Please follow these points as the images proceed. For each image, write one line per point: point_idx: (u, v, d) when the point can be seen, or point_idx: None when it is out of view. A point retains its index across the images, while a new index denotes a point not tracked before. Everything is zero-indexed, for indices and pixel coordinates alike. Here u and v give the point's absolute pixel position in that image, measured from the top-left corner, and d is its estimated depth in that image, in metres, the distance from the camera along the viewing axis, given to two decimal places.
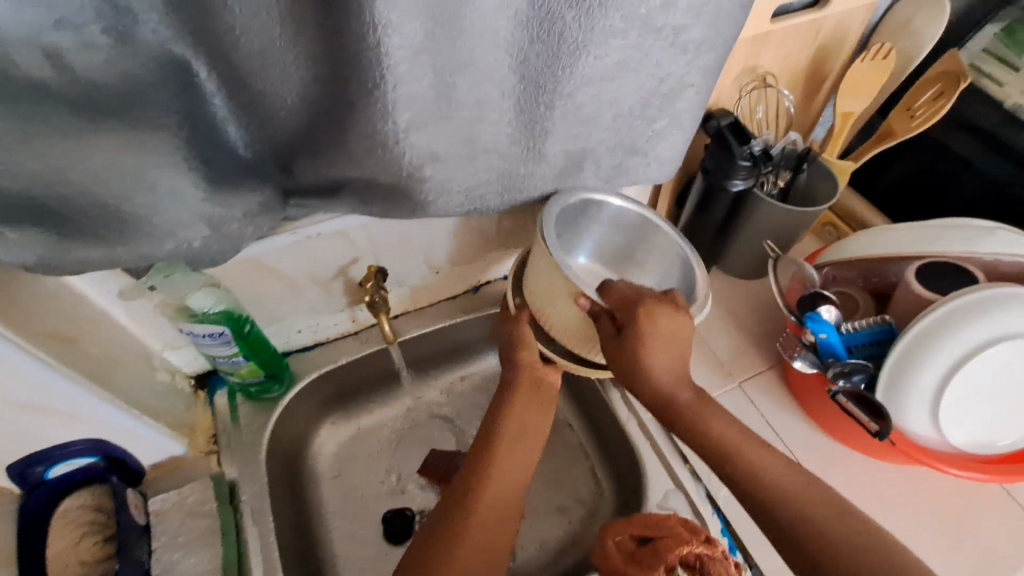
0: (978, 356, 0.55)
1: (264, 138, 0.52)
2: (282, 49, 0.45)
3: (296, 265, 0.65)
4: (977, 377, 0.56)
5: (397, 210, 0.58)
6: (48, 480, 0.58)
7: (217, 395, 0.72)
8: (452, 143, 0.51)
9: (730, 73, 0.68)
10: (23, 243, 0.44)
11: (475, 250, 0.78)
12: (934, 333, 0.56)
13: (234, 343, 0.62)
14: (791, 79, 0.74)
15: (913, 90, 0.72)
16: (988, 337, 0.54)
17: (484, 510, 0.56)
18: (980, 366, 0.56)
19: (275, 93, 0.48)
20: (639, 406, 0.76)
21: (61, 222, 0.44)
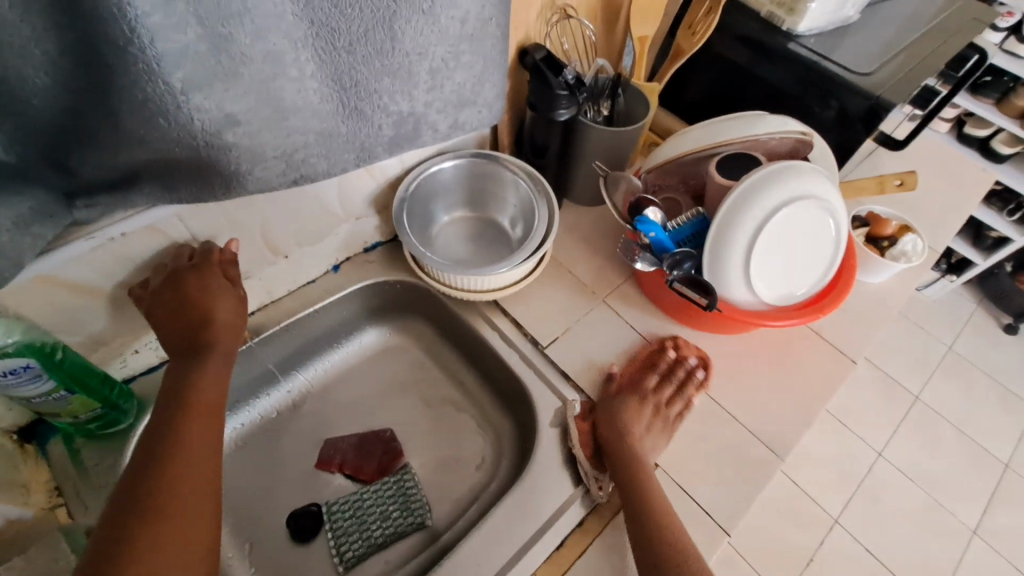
0: (767, 226, 0.65)
1: (22, 135, 0.43)
2: (10, 23, 0.36)
3: (104, 271, 0.57)
4: (776, 237, 0.66)
5: (211, 190, 0.53)
6: None
7: (52, 446, 0.63)
8: (248, 105, 0.48)
9: (533, 7, 0.71)
10: None
11: (321, 225, 0.75)
12: (733, 213, 0.65)
13: (47, 377, 0.53)
14: (591, 12, 0.80)
15: (690, 7, 0.81)
16: (771, 208, 0.64)
17: (202, 450, 0.52)
18: (771, 232, 0.65)
19: (16, 76, 0.39)
20: (518, 340, 0.80)
21: None
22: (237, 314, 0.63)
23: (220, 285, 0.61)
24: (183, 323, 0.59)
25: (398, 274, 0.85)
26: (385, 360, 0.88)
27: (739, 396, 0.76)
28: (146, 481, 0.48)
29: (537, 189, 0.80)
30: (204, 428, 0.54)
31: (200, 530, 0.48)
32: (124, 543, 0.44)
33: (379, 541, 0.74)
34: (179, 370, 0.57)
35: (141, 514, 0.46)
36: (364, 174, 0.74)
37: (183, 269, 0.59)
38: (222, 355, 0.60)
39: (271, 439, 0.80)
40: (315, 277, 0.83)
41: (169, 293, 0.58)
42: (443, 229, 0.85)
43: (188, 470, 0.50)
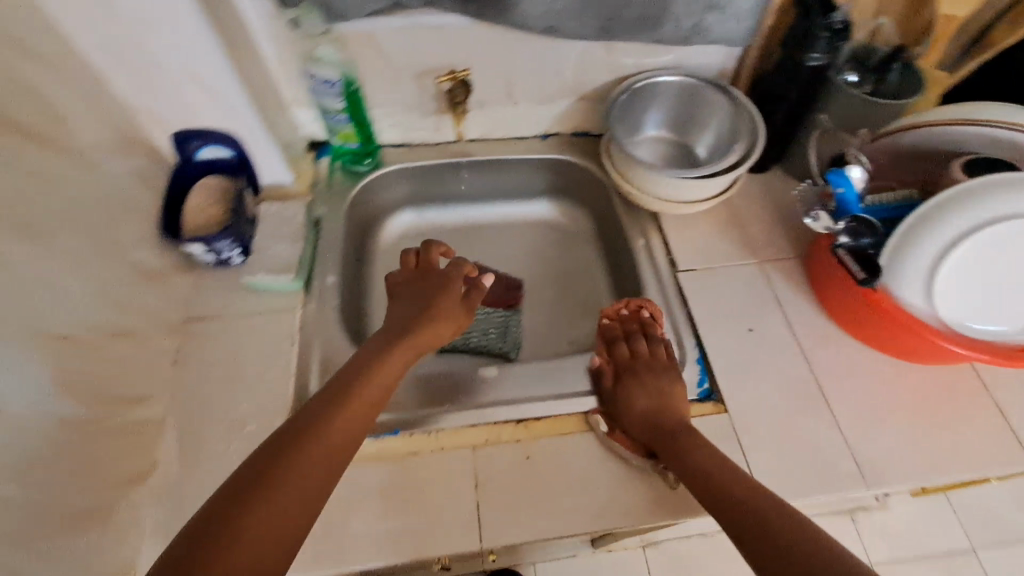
0: (983, 231, 0.57)
1: None
2: None
3: (401, 49, 0.78)
4: (987, 252, 0.58)
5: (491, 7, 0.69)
6: (196, 160, 0.75)
7: (321, 160, 0.89)
8: None
9: None
10: None
11: (550, 88, 0.87)
12: (953, 203, 0.57)
13: (341, 97, 0.78)
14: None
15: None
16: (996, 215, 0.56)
17: (374, 384, 0.54)
18: (984, 242, 0.58)
19: None
20: (660, 257, 0.83)
21: None
22: (463, 311, 0.68)
23: (456, 300, 0.69)
24: (412, 312, 0.64)
25: (590, 162, 0.94)
26: (544, 232, 1.00)
27: (855, 408, 0.69)
28: (350, 384, 0.53)
29: (748, 124, 0.81)
30: (356, 417, 0.51)
31: (353, 441, 0.49)
32: (296, 432, 0.47)
33: (471, 347, 0.87)
34: (417, 318, 0.63)
35: (307, 430, 0.47)
36: (603, 58, 0.83)
37: (433, 275, 0.70)
38: (446, 333, 0.65)
39: (437, 242, 0.99)
40: (525, 136, 0.95)
41: (417, 284, 0.69)
42: (645, 141, 0.90)
43: (327, 447, 0.47)
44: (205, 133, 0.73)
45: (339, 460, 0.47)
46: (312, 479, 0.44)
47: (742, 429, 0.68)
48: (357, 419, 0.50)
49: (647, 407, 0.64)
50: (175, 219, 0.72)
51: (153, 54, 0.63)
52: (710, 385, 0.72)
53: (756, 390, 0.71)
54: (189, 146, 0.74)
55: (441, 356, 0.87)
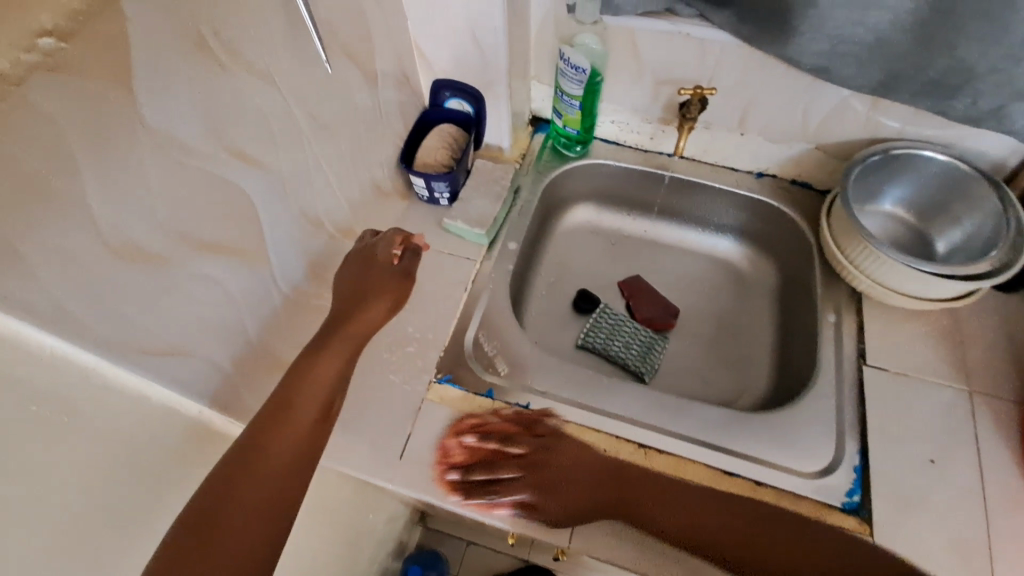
0: None
1: None
2: None
3: (654, 54, 0.78)
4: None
5: (764, 34, 0.67)
6: (442, 107, 0.84)
7: (537, 135, 0.96)
8: None
9: None
10: None
11: (790, 129, 0.81)
12: None
13: (581, 86, 0.80)
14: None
15: None
16: None
17: (288, 436, 0.52)
18: None
19: None
20: (846, 342, 0.76)
21: None
22: (394, 297, 0.64)
23: (388, 267, 0.66)
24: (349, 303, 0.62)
25: (801, 217, 0.87)
26: (721, 270, 0.95)
27: None
28: (249, 453, 0.49)
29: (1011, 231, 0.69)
30: (287, 447, 0.51)
31: (293, 484, 0.51)
32: (216, 525, 0.45)
33: (610, 353, 0.88)
34: (354, 301, 0.61)
35: (221, 511, 0.45)
36: (863, 115, 0.76)
37: (362, 253, 0.66)
38: (384, 307, 0.63)
39: (610, 242, 1.00)
40: (738, 169, 0.91)
41: (360, 272, 0.64)
42: (875, 214, 0.81)
43: (240, 501, 0.47)
44: (458, 87, 0.82)
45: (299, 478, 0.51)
46: (265, 494, 0.48)
47: None
48: (289, 477, 0.51)
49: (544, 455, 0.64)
50: (410, 152, 0.82)
51: (450, 8, 0.71)
52: (860, 501, 0.64)
53: (919, 527, 0.61)
54: (443, 95, 0.83)
55: (578, 349, 0.90)
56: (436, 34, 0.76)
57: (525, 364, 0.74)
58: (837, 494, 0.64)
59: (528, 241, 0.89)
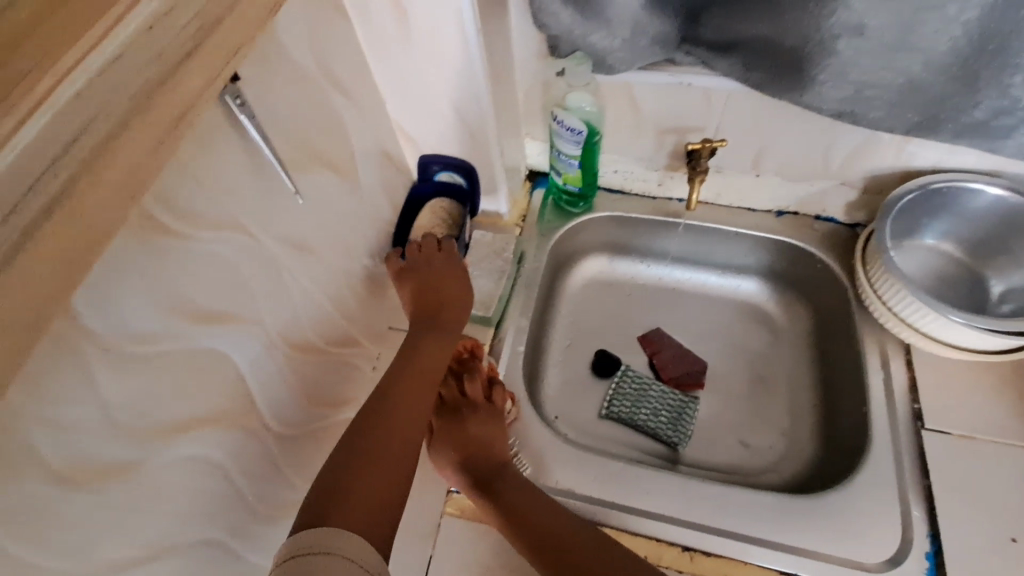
0: None
1: None
2: None
3: (655, 105, 0.72)
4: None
5: (777, 83, 0.59)
6: (431, 181, 0.79)
7: (536, 191, 0.90)
8: (888, 23, 0.50)
9: None
10: None
11: (812, 167, 0.74)
12: None
13: (579, 147, 0.74)
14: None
15: None
16: None
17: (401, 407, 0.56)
18: None
19: None
20: (899, 403, 0.69)
21: None
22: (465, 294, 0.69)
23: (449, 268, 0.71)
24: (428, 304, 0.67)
25: (832, 258, 0.80)
26: (748, 316, 0.88)
27: None
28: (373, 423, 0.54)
29: None
30: (407, 406, 0.57)
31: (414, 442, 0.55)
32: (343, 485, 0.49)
33: (637, 422, 0.82)
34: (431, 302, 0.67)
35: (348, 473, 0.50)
36: (894, 149, 0.69)
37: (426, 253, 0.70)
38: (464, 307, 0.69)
39: (625, 294, 0.93)
40: (757, 209, 0.84)
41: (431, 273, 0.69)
42: (919, 249, 0.74)
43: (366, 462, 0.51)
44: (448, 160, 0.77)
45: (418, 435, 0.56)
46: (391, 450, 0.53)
47: None
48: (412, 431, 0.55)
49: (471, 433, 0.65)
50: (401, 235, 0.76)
51: (431, 86, 0.66)
52: None
53: None
54: (434, 170, 0.78)
55: (602, 420, 0.83)
56: (416, 112, 0.70)
57: (546, 459, 0.68)
58: None
59: (539, 311, 0.84)
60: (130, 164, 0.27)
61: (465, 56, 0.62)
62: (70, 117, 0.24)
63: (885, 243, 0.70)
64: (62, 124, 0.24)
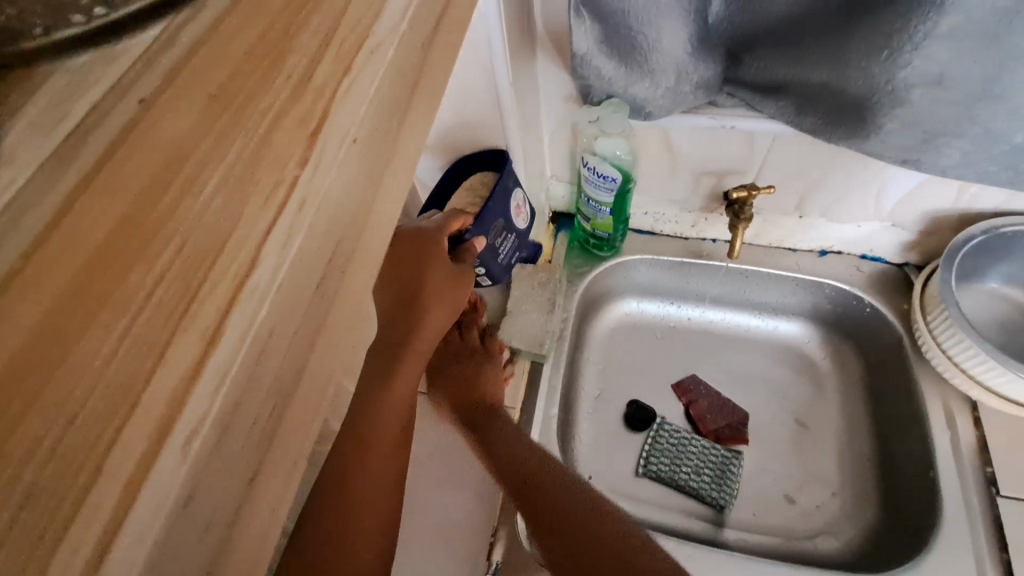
0: None
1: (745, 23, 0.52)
2: None
3: (693, 148, 0.67)
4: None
5: (830, 131, 0.55)
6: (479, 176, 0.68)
7: (559, 234, 0.84)
8: (973, 74, 0.45)
9: None
10: (582, 33, 0.51)
11: (862, 209, 0.69)
12: None
13: (613, 194, 0.69)
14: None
15: None
16: None
17: (365, 471, 0.47)
18: None
19: None
20: (969, 466, 0.63)
21: (609, 32, 0.51)
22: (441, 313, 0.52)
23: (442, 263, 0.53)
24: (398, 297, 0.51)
25: (882, 302, 0.75)
26: (787, 357, 0.82)
27: None
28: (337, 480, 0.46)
29: None
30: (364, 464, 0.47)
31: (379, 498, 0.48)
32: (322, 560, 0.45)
33: (678, 481, 0.74)
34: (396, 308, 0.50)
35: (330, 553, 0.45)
36: (956, 191, 0.64)
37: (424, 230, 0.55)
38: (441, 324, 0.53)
39: (654, 335, 0.85)
40: (797, 249, 0.79)
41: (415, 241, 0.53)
42: (982, 294, 0.69)
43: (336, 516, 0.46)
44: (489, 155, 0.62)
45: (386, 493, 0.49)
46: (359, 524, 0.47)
47: None
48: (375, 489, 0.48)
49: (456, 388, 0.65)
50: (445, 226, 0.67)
51: (455, 137, 0.61)
52: None
53: None
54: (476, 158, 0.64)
55: (640, 480, 0.74)
56: (437, 163, 0.65)
57: None
58: None
59: (568, 363, 0.79)
60: (305, 423, 0.22)
61: (495, 108, 0.57)
62: (217, 474, 0.18)
63: (947, 289, 0.65)
64: (215, 478, 0.18)
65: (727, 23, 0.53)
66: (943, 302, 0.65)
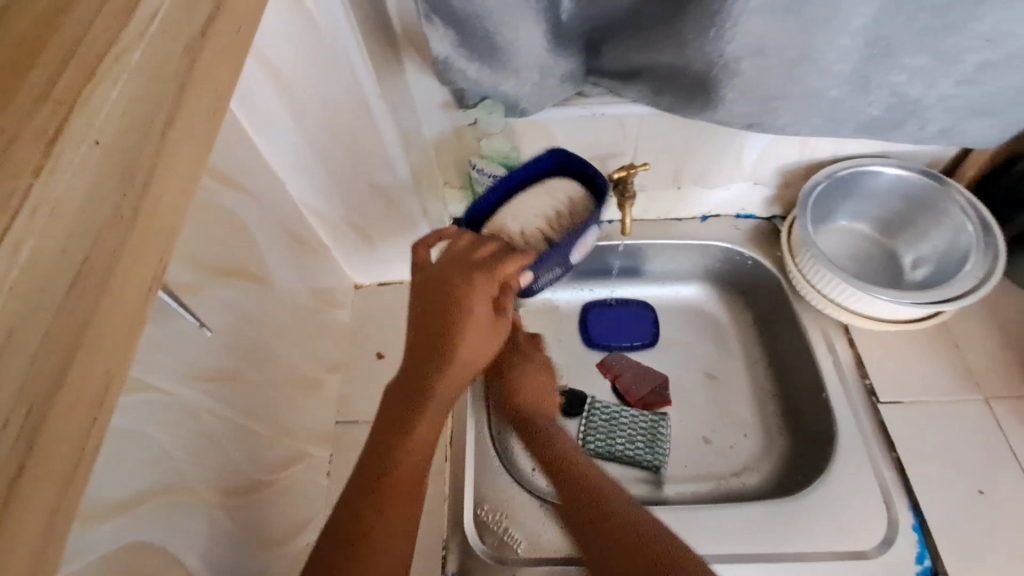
0: None
1: (595, 14, 0.56)
2: None
3: (571, 136, 0.70)
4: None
5: (687, 106, 0.60)
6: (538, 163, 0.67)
7: None
8: (786, 40, 0.51)
9: None
10: (440, 40, 0.53)
11: (729, 172, 0.77)
12: None
13: None
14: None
15: None
16: None
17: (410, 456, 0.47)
18: None
19: None
20: (852, 383, 0.71)
21: (464, 36, 0.53)
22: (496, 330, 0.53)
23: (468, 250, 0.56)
24: (429, 323, 0.52)
25: (759, 252, 0.83)
26: (692, 318, 0.88)
27: None
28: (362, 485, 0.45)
29: (985, 246, 0.67)
30: (391, 491, 0.45)
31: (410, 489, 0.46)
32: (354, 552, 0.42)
33: (616, 453, 0.76)
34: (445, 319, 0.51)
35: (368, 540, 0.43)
36: (798, 145, 0.73)
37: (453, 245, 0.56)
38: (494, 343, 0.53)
39: (570, 320, 0.88)
40: (683, 218, 0.86)
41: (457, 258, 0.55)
42: (837, 232, 0.78)
43: (382, 503, 0.45)
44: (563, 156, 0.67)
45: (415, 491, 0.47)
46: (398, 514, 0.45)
47: None
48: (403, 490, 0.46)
49: (521, 398, 0.64)
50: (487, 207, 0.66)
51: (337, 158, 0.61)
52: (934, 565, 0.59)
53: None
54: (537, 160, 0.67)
55: None
56: (322, 187, 0.64)
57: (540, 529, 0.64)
58: (909, 565, 0.59)
59: None
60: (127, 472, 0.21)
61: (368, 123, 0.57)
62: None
63: (807, 231, 0.73)
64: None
65: (580, 15, 0.56)
66: (807, 245, 0.73)
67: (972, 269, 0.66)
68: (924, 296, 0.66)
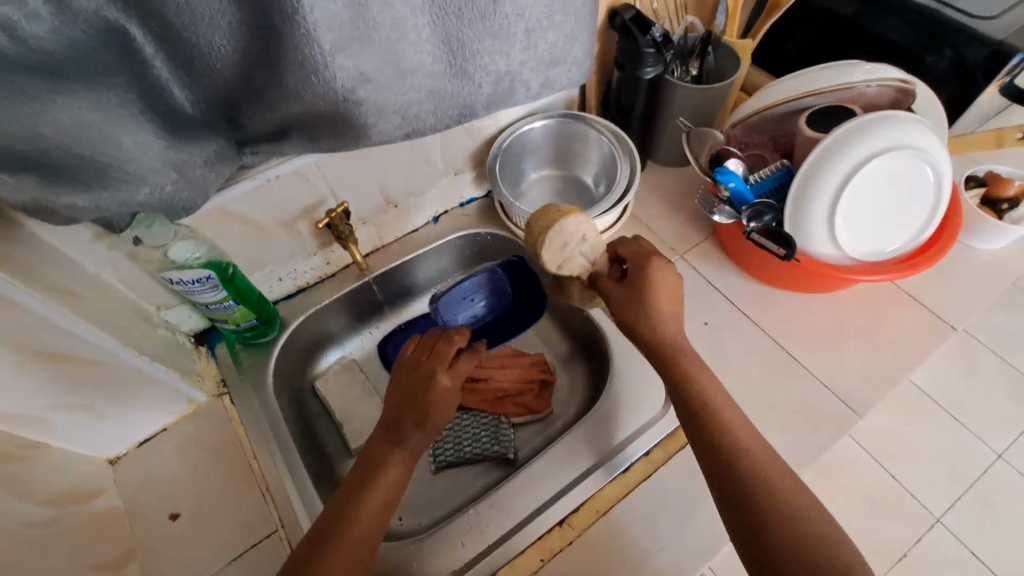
0: (849, 186, 0.64)
1: (205, 94, 0.55)
2: (209, 4, 0.47)
3: (259, 208, 0.70)
4: (868, 185, 0.64)
5: (343, 141, 0.63)
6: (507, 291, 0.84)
7: (218, 349, 0.80)
8: (376, 65, 0.57)
9: None
10: (23, 186, 0.48)
11: (425, 175, 0.84)
12: (815, 169, 0.64)
13: (221, 287, 0.68)
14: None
15: None
16: (853, 167, 0.63)
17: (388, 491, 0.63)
18: (854, 192, 0.64)
19: (207, 55, 0.51)
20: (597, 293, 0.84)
21: (54, 171, 0.48)
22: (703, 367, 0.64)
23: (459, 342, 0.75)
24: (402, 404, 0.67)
25: (491, 226, 0.93)
26: None
27: (817, 361, 0.74)
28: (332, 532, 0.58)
29: (623, 148, 0.84)
30: (364, 522, 0.60)
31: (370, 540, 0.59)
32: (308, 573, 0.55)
33: (468, 456, 0.80)
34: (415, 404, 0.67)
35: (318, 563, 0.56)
36: (465, 132, 0.82)
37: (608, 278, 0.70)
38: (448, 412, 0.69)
39: (373, 366, 0.91)
40: (417, 227, 0.92)
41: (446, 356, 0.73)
42: (532, 185, 0.91)
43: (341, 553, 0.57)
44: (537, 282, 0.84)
45: (381, 525, 0.61)
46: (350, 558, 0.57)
47: (749, 422, 0.71)
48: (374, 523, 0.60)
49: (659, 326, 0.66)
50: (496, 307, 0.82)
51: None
52: None
53: (741, 381, 0.74)
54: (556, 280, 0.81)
55: (439, 475, 0.81)
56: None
57: (415, 562, 0.67)
58: None
59: (306, 446, 0.77)
60: None
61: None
62: None
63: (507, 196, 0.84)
64: None
65: (195, 102, 0.55)
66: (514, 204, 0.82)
67: (625, 169, 0.82)
68: (605, 204, 0.81)
